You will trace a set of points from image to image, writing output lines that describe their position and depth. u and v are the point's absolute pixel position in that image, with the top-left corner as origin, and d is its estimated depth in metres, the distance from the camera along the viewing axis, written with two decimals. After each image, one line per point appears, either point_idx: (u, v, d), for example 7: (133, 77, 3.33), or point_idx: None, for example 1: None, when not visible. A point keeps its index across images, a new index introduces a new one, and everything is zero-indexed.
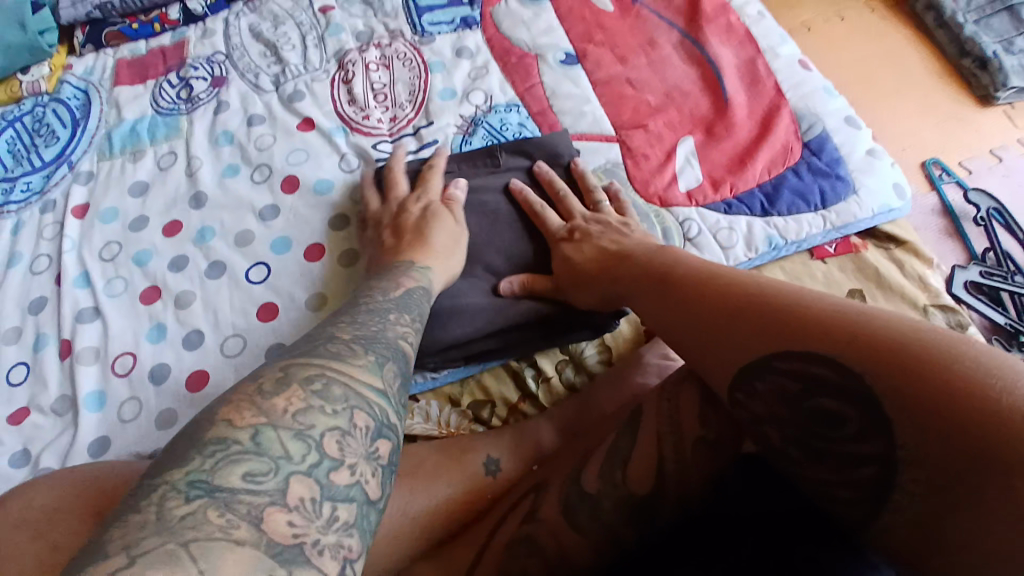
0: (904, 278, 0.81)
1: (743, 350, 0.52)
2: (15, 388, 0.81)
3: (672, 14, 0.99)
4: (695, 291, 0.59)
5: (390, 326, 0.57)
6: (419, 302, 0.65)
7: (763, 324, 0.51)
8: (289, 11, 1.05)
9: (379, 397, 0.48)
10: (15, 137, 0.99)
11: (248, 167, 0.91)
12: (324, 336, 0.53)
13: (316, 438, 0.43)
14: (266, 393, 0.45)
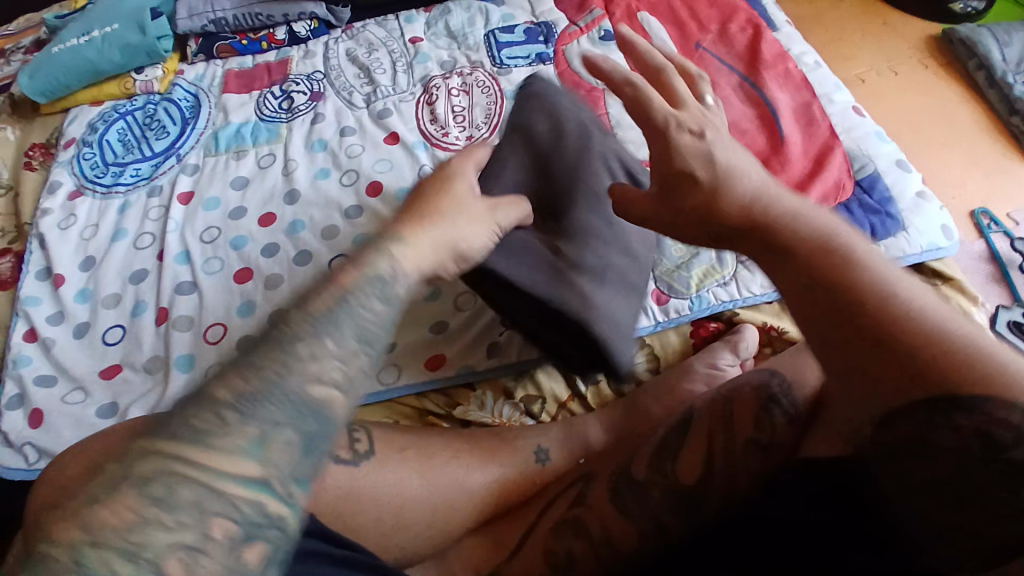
0: None
1: (891, 384, 0.52)
2: (110, 346, 0.92)
3: (734, 59, 1.06)
4: (845, 302, 0.55)
5: (297, 376, 0.47)
6: (357, 312, 0.51)
7: (914, 359, 0.51)
8: (383, 39, 1.16)
9: (253, 493, 0.44)
10: (128, 129, 1.12)
11: (337, 171, 1.01)
12: (203, 397, 0.46)
13: (150, 559, 0.41)
14: (98, 499, 0.42)
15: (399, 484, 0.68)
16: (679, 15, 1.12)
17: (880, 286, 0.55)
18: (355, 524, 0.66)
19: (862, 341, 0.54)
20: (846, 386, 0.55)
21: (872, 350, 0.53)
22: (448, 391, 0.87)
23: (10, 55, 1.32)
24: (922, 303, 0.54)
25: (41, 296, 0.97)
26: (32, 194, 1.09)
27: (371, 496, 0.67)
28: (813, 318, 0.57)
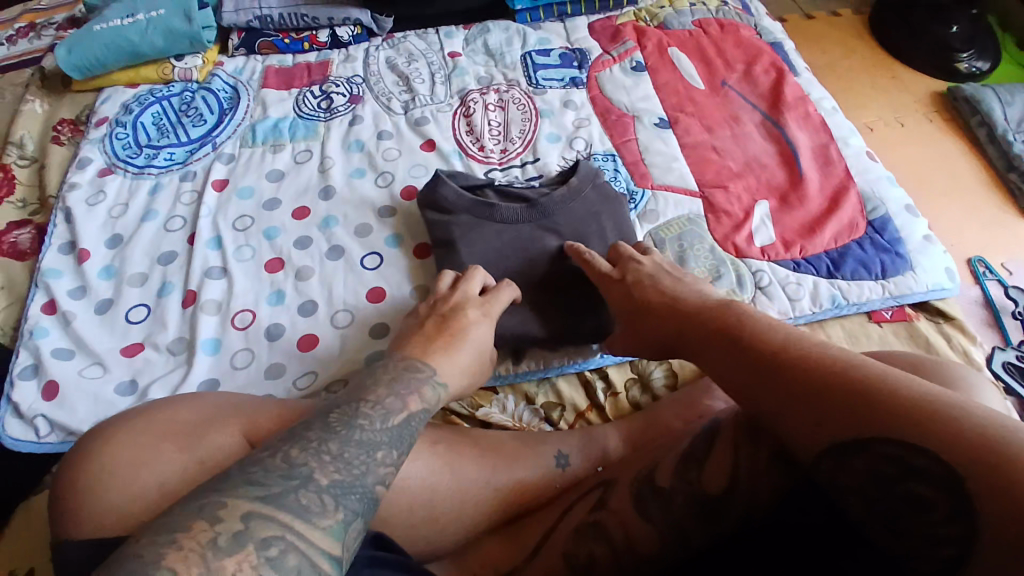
0: (950, 349, 0.88)
1: (813, 416, 0.50)
2: (132, 325, 0.88)
3: (757, 98, 1.13)
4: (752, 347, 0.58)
5: (374, 470, 0.51)
6: (413, 426, 0.56)
7: (835, 391, 0.50)
8: (423, 51, 1.20)
9: (332, 567, 0.45)
10: (163, 113, 1.12)
11: (372, 172, 1.04)
12: (302, 473, 0.47)
13: None
14: (220, 548, 0.42)
15: (428, 476, 0.69)
16: (707, 54, 1.19)
17: (782, 329, 0.58)
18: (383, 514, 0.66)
19: (772, 380, 0.54)
20: (792, 432, 0.52)
21: (789, 391, 0.53)
22: (471, 392, 0.86)
23: (45, 30, 1.32)
24: (827, 347, 0.54)
25: (63, 269, 0.94)
26: (59, 168, 1.07)
27: (402, 487, 0.67)
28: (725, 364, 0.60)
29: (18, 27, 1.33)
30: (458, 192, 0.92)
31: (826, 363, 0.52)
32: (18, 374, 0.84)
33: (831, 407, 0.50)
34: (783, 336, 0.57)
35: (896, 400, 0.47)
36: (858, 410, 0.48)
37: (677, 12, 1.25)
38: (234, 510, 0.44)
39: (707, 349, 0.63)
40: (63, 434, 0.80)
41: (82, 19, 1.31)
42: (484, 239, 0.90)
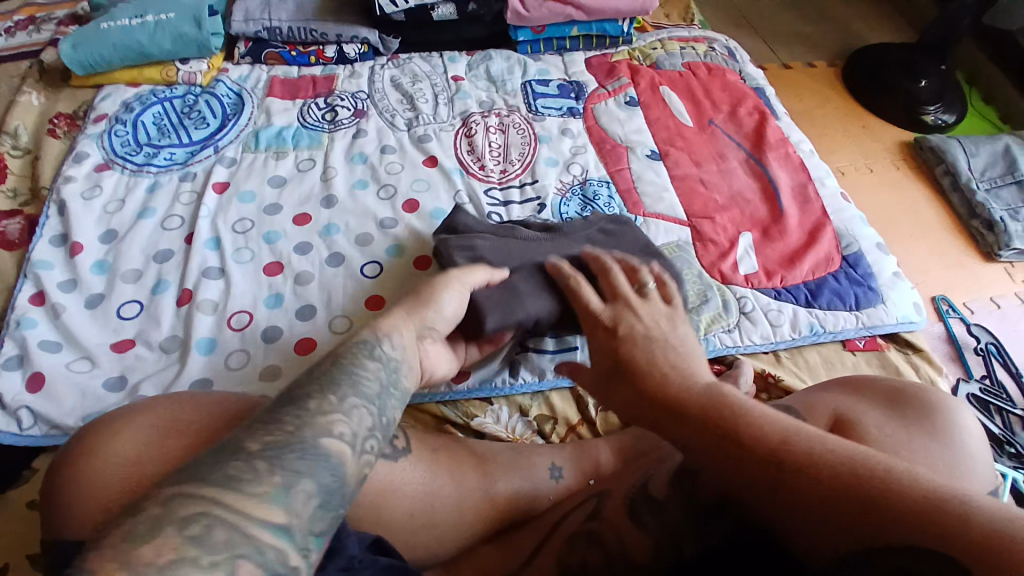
0: (917, 377, 0.94)
1: (819, 513, 0.47)
2: (124, 321, 0.87)
3: (741, 138, 1.20)
4: (745, 439, 0.51)
5: (310, 427, 0.48)
6: (353, 370, 0.54)
7: (831, 483, 0.47)
8: (427, 73, 1.24)
9: (276, 538, 0.42)
10: (165, 114, 1.12)
11: (375, 185, 1.06)
12: (233, 445, 0.45)
13: None
14: (138, 537, 0.39)
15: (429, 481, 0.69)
16: (695, 94, 1.26)
17: (758, 416, 0.52)
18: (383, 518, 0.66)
19: (763, 473, 0.49)
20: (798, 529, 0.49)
21: (773, 480, 0.49)
22: (465, 402, 0.86)
23: (42, 23, 1.32)
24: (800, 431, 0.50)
25: (52, 260, 0.92)
26: (54, 160, 1.06)
27: (404, 490, 0.66)
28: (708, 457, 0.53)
29: (16, 19, 1.32)
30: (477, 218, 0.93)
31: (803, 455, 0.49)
32: (0, 365, 0.82)
33: (838, 500, 0.46)
34: (770, 427, 0.51)
35: (904, 487, 0.45)
36: (866, 514, 0.45)
37: (669, 54, 1.33)
38: (160, 495, 0.41)
39: (680, 433, 0.54)
40: (47, 426, 0.78)
41: (82, 15, 1.32)
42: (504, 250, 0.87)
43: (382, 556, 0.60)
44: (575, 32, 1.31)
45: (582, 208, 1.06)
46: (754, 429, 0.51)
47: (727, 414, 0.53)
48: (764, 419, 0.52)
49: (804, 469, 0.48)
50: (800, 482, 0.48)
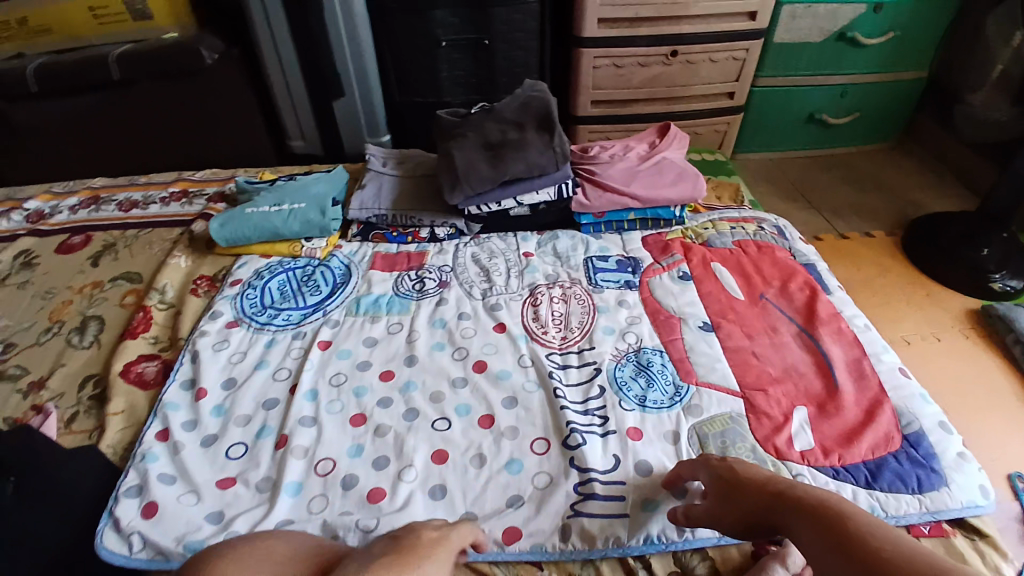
0: (984, 565, 0.90)
1: (852, 550, 0.66)
2: (231, 460, 1.03)
3: (793, 312, 1.28)
4: (820, 513, 0.73)
5: None
6: None
7: (811, 515, 0.74)
8: (503, 249, 1.43)
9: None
10: (287, 281, 1.37)
11: (451, 347, 1.21)
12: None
13: None
14: None
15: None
16: (748, 270, 1.37)
17: (824, 499, 0.76)
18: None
19: (816, 518, 0.73)
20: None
21: (844, 547, 0.67)
22: (517, 564, 0.90)
23: (195, 197, 1.69)
24: (847, 505, 0.74)
25: (181, 402, 1.12)
26: (193, 316, 1.31)
27: None
28: (801, 529, 0.74)
29: (173, 191, 1.73)
30: (532, 386, 1.12)
31: (849, 516, 0.71)
32: (122, 491, 1.00)
33: (840, 521, 0.71)
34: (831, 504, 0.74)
35: (852, 519, 0.70)
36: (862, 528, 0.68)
37: (719, 233, 1.47)
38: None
39: (801, 530, 0.74)
40: (153, 550, 0.92)
41: (229, 194, 1.68)
42: (532, 411, 1.08)
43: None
44: (632, 217, 1.46)
45: (637, 373, 1.14)
46: (804, 496, 0.77)
47: (804, 499, 0.77)
48: (808, 495, 0.77)
49: (850, 520, 0.70)
50: (857, 540, 0.67)
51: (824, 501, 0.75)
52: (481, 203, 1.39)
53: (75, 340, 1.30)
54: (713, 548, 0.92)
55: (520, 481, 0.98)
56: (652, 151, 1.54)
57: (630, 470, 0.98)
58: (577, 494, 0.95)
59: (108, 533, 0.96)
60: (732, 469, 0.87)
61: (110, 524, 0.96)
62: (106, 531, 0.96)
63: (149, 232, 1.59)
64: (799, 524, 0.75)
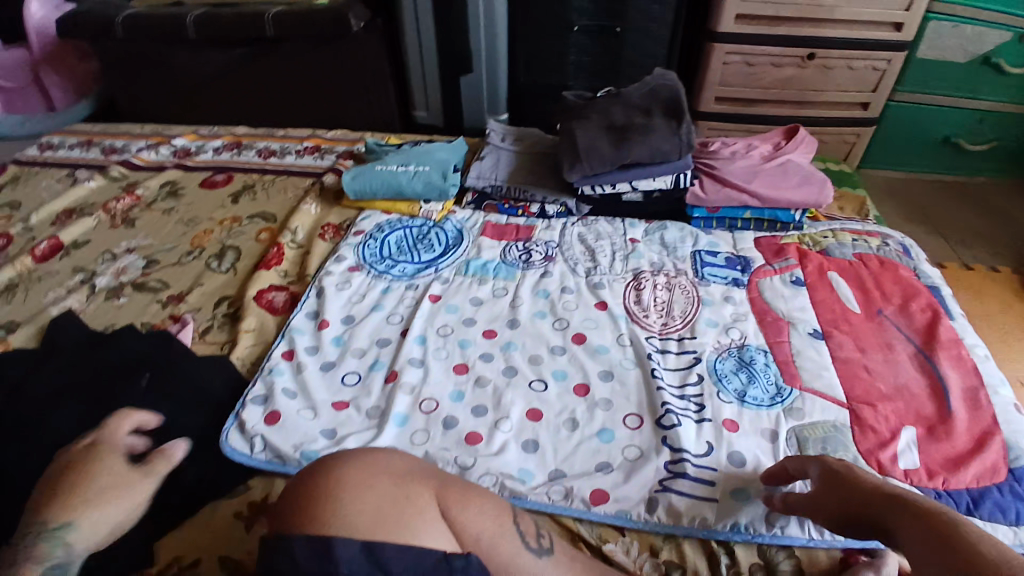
0: None
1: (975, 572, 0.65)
2: (345, 386, 1.12)
3: (911, 332, 1.22)
4: (942, 529, 0.71)
5: None
6: None
7: (931, 529, 0.72)
8: (610, 232, 1.46)
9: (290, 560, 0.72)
10: (405, 237, 1.46)
11: (552, 316, 1.25)
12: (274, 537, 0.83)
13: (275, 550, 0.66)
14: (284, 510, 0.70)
15: (364, 477, 0.72)
16: (865, 284, 1.32)
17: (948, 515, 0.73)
18: (306, 508, 0.69)
19: (936, 533, 0.71)
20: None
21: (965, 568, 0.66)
22: (601, 526, 0.93)
23: (326, 152, 1.84)
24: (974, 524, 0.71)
25: (306, 329, 1.24)
26: (319, 257, 1.43)
27: None
28: (916, 540, 0.73)
29: (307, 145, 1.88)
30: (630, 364, 1.14)
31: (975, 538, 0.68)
32: (249, 399, 1.09)
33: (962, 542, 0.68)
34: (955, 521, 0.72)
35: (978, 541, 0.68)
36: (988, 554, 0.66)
37: (840, 243, 1.43)
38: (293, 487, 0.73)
39: (916, 540, 0.73)
40: (273, 453, 1.01)
41: (356, 153, 1.81)
42: (627, 387, 1.10)
43: (413, 544, 0.68)
44: (748, 215, 1.45)
45: (738, 368, 1.13)
46: (926, 509, 0.75)
47: (925, 512, 0.74)
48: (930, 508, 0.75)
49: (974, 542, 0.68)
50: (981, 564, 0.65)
51: (949, 517, 0.72)
52: (596, 182, 1.43)
53: (214, 265, 1.44)
54: (799, 548, 0.91)
55: (611, 450, 1.01)
56: (778, 152, 1.53)
57: (721, 458, 0.99)
58: (666, 471, 0.97)
59: (232, 433, 1.04)
60: (849, 470, 0.85)
61: (235, 426, 1.05)
62: (232, 432, 1.04)
63: (284, 178, 1.74)
64: (914, 534, 0.73)
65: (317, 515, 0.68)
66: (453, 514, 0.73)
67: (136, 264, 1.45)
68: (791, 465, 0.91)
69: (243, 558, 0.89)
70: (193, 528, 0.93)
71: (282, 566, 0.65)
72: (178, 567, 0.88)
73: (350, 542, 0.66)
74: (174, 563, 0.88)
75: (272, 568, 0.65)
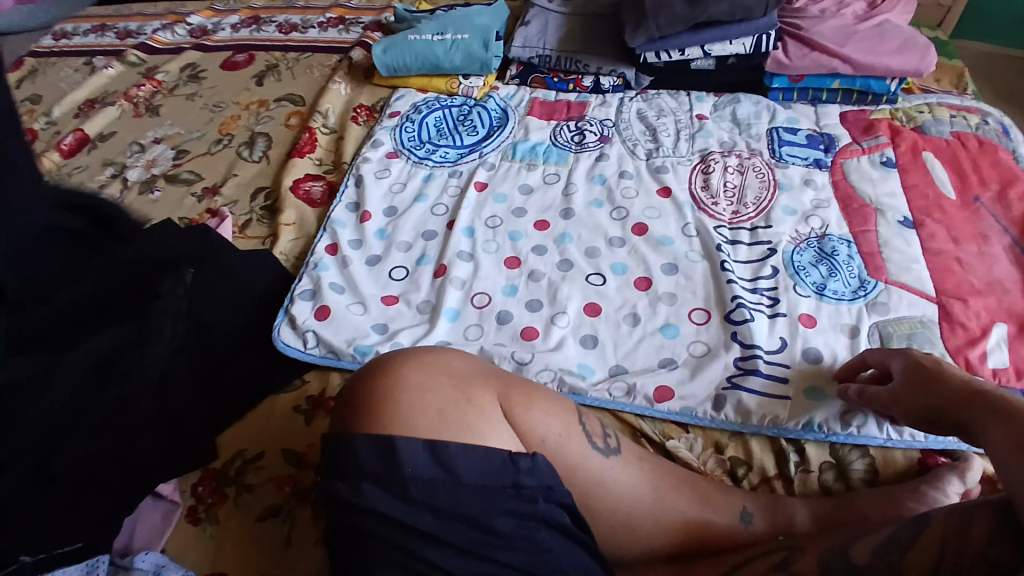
0: None
1: None
2: (392, 280, 1.08)
3: (1008, 222, 1.08)
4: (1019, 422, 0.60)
5: None
6: None
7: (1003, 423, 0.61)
8: (673, 109, 1.30)
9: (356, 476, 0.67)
10: (445, 118, 1.34)
11: (610, 205, 1.15)
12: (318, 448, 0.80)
13: (339, 449, 0.65)
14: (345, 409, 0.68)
15: (426, 379, 0.68)
16: (961, 166, 1.16)
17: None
18: (367, 409, 0.66)
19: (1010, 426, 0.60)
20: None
21: None
22: (664, 422, 0.90)
23: (351, 25, 1.66)
24: None
25: (346, 221, 1.17)
26: (353, 143, 1.33)
27: (630, 513, 0.72)
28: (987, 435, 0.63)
29: (330, 17, 1.70)
30: (696, 257, 1.05)
31: None
32: (296, 293, 1.06)
33: None
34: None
35: None
36: None
37: (936, 120, 1.24)
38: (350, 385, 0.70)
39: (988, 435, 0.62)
40: (325, 349, 0.99)
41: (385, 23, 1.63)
42: (692, 281, 1.02)
43: (480, 447, 0.64)
44: (836, 85, 1.28)
45: (818, 260, 1.03)
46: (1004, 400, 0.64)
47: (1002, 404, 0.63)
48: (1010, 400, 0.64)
49: None
50: None
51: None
52: (663, 49, 1.29)
53: (245, 153, 1.36)
54: (874, 447, 0.87)
55: (675, 345, 0.95)
56: (875, 9, 1.33)
57: (796, 356, 0.92)
58: (736, 368, 0.92)
59: (283, 329, 1.02)
60: (934, 362, 0.75)
61: (286, 322, 1.02)
62: (282, 326, 1.01)
63: (309, 56, 1.59)
64: (986, 429, 0.63)
65: (380, 417, 0.65)
66: (517, 415, 0.69)
67: (166, 155, 1.38)
68: (874, 358, 0.84)
69: (305, 451, 0.90)
70: (256, 420, 0.94)
71: (348, 462, 0.64)
72: (242, 459, 0.90)
73: (413, 442, 0.63)
74: (237, 456, 0.91)
75: (339, 464, 0.64)
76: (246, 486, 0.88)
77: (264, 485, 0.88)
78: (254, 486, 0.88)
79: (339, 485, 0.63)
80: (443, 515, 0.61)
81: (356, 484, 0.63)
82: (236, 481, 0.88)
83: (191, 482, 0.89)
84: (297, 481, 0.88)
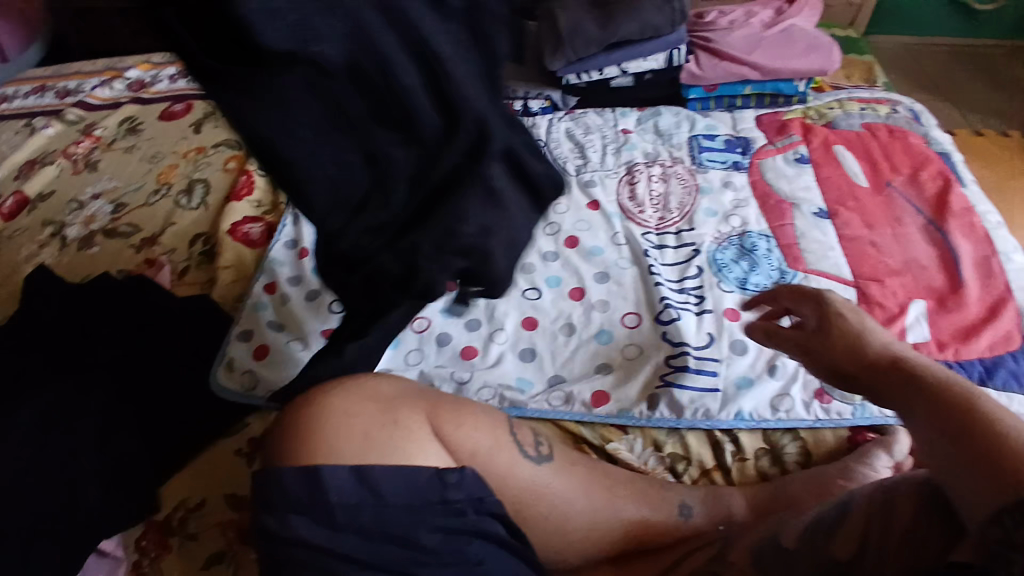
0: None
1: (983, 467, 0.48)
2: (332, 314, 1.09)
3: (922, 202, 1.15)
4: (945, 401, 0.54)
5: None
6: None
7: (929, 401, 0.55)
8: (598, 125, 1.35)
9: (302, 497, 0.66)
10: None
11: (542, 221, 1.18)
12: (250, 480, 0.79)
13: (266, 485, 0.65)
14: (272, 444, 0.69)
15: (351, 405, 0.69)
16: (874, 154, 1.23)
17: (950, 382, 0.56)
18: (292, 441, 0.67)
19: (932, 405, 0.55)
20: (954, 487, 0.50)
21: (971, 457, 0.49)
22: (602, 426, 0.93)
23: None
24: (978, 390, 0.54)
25: (284, 259, 1.18)
26: None
27: (565, 519, 0.73)
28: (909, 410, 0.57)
29: None
30: (625, 265, 1.09)
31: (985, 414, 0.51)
32: (234, 335, 1.07)
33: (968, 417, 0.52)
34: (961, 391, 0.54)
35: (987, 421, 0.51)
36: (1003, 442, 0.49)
37: (847, 114, 1.31)
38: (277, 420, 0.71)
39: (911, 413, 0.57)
40: (266, 391, 1.01)
41: None
42: (621, 288, 1.06)
43: (407, 466, 0.65)
44: (748, 90, 1.36)
45: (739, 257, 1.08)
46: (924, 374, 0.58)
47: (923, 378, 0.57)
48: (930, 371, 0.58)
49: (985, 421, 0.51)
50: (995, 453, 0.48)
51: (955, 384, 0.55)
52: (583, 69, 1.35)
53: (183, 201, 1.37)
54: (804, 430, 0.90)
55: (609, 351, 0.98)
56: (779, 17, 1.42)
57: (724, 349, 0.96)
58: (668, 367, 0.95)
59: (221, 373, 1.02)
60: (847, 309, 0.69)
61: (224, 366, 1.03)
62: (220, 371, 1.02)
63: None
64: (906, 401, 0.57)
65: (305, 447, 0.66)
66: (447, 433, 0.70)
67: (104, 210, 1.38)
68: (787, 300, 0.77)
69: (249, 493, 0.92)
70: (202, 467, 0.95)
71: (275, 496, 0.64)
72: (185, 508, 0.91)
73: (339, 468, 0.64)
74: (181, 505, 0.91)
75: (266, 499, 0.65)
76: (190, 534, 0.89)
77: (208, 531, 0.89)
78: (197, 534, 0.89)
79: (268, 519, 0.64)
80: (371, 539, 0.62)
81: (284, 516, 0.63)
82: (179, 531, 0.89)
83: (135, 535, 0.88)
84: (240, 525, 0.89)
